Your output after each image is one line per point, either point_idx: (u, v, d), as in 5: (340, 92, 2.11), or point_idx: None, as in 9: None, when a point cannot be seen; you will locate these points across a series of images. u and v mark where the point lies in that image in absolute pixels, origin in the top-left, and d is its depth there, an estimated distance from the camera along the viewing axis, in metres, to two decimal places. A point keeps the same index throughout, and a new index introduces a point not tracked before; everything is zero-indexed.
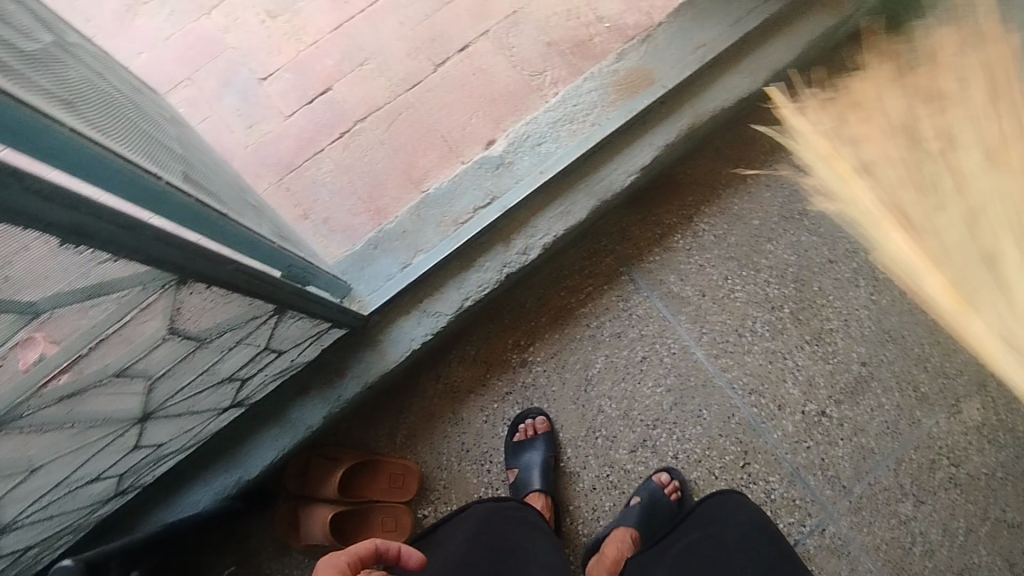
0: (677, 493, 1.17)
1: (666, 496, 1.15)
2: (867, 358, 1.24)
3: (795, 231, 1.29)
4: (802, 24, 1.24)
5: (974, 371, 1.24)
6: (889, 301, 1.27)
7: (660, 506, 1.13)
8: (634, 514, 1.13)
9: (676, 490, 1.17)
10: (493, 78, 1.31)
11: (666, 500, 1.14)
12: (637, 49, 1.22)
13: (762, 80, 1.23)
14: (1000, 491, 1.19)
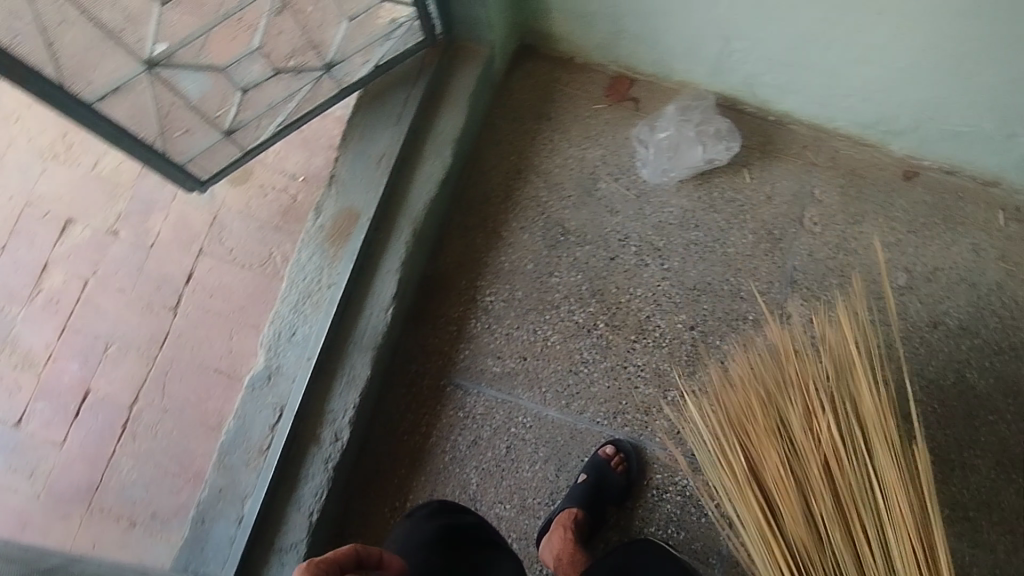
0: (623, 463, 1.19)
1: (612, 468, 1.18)
2: (691, 321, 1.27)
3: (568, 252, 1.31)
4: (455, 84, 1.25)
5: (780, 275, 1.29)
6: (680, 260, 1.30)
7: (608, 483, 1.16)
8: (580, 494, 1.16)
9: (621, 461, 1.19)
10: (230, 289, 1.28)
11: (612, 473, 1.17)
12: (329, 196, 1.21)
13: (450, 154, 1.24)
14: (860, 361, 1.24)
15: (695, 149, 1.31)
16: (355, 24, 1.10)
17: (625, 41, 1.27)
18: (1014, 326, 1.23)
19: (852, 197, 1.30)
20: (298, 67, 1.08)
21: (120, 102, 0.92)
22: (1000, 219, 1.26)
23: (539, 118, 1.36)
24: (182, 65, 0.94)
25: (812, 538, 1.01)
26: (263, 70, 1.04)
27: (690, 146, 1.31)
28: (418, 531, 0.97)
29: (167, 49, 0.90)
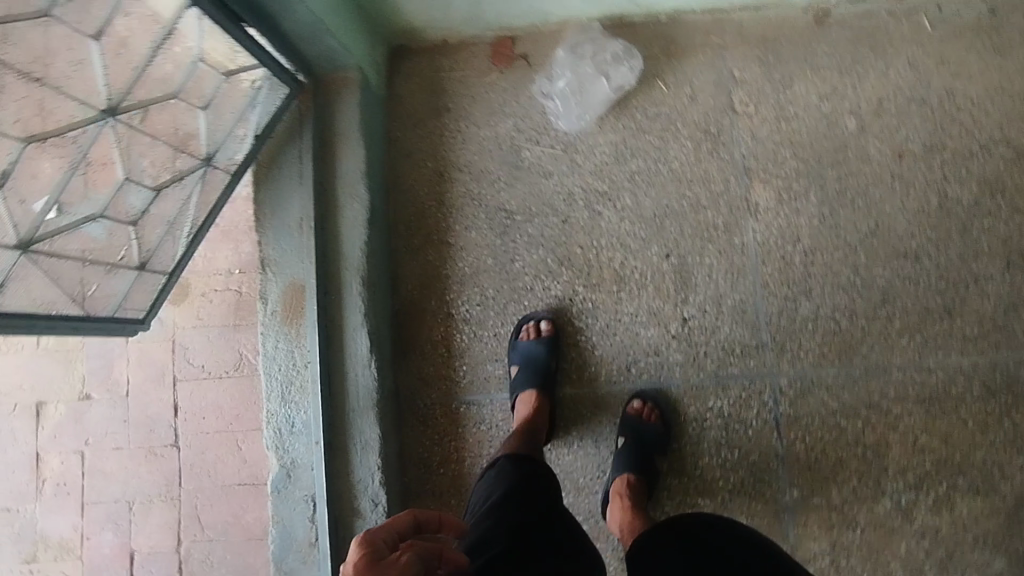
0: (655, 412, 1.16)
1: (645, 421, 1.15)
2: (665, 250, 1.22)
3: (520, 231, 1.25)
4: (341, 120, 1.20)
5: (733, 167, 1.23)
6: (632, 194, 1.24)
7: (644, 438, 1.14)
8: (623, 458, 1.14)
9: (652, 411, 1.16)
10: (218, 404, 1.26)
11: (646, 426, 1.14)
12: (268, 279, 1.17)
13: (367, 191, 1.19)
14: (840, 219, 1.20)
15: (600, 80, 1.25)
16: (214, 108, 1.06)
17: (490, 6, 1.20)
18: (976, 125, 1.19)
19: (774, 63, 1.25)
20: (178, 173, 1.05)
21: (19, 289, 0.86)
22: (924, 25, 1.23)
23: (438, 113, 1.30)
24: (68, 219, 0.88)
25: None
26: (146, 192, 1.00)
27: (595, 79, 1.25)
28: (492, 487, 0.94)
29: (48, 202, 0.83)
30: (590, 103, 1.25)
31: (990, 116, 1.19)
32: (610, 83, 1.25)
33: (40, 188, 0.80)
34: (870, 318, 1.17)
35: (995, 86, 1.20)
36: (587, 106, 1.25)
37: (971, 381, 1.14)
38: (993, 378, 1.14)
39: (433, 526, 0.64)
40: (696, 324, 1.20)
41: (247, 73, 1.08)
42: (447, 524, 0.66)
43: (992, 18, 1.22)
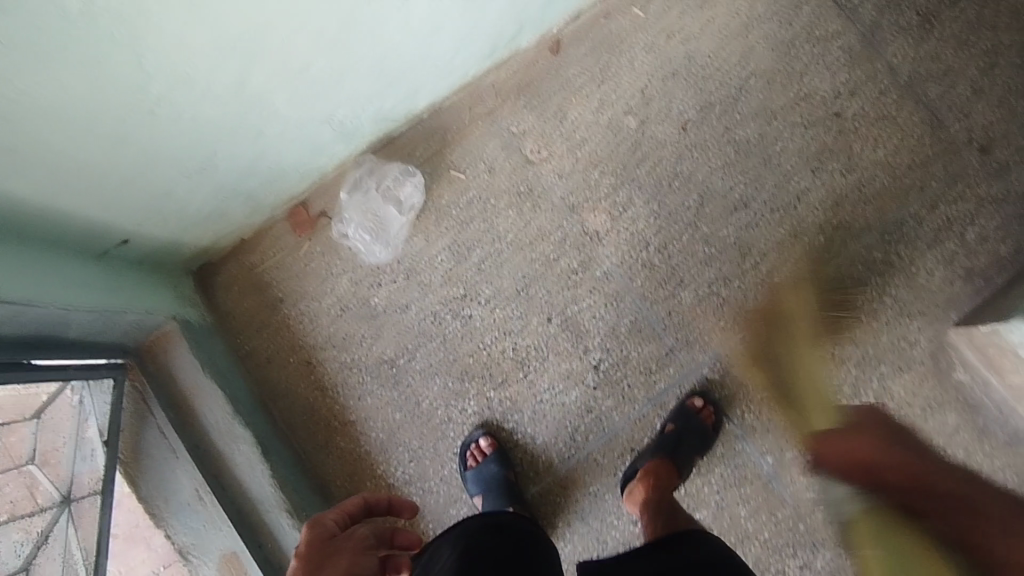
0: (708, 411, 1.18)
1: (696, 416, 1.17)
2: (546, 314, 1.23)
3: (409, 372, 1.23)
4: (183, 376, 1.11)
5: (560, 212, 1.25)
6: (488, 283, 1.24)
7: (688, 430, 1.15)
8: (664, 440, 1.16)
9: (705, 409, 1.18)
10: None
11: (694, 420, 1.16)
12: (197, 567, 1.08)
13: (248, 428, 1.12)
14: (670, 207, 1.26)
15: (393, 215, 1.24)
16: (44, 451, 1.01)
17: (264, 193, 1.15)
18: (725, 73, 1.30)
19: (541, 105, 1.28)
20: (42, 529, 0.98)
21: None
22: (639, 12, 1.31)
23: (272, 305, 1.25)
24: None
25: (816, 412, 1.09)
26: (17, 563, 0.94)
27: (393, 219, 1.24)
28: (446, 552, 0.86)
29: None
30: (397, 237, 1.25)
31: (731, 60, 1.30)
32: (404, 214, 1.25)
33: None
34: (741, 275, 1.24)
35: (721, 37, 1.31)
36: (396, 243, 1.25)
37: (843, 280, 1.24)
38: (856, 269, 1.25)
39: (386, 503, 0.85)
40: (607, 364, 1.21)
41: (58, 400, 1.02)
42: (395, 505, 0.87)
43: None
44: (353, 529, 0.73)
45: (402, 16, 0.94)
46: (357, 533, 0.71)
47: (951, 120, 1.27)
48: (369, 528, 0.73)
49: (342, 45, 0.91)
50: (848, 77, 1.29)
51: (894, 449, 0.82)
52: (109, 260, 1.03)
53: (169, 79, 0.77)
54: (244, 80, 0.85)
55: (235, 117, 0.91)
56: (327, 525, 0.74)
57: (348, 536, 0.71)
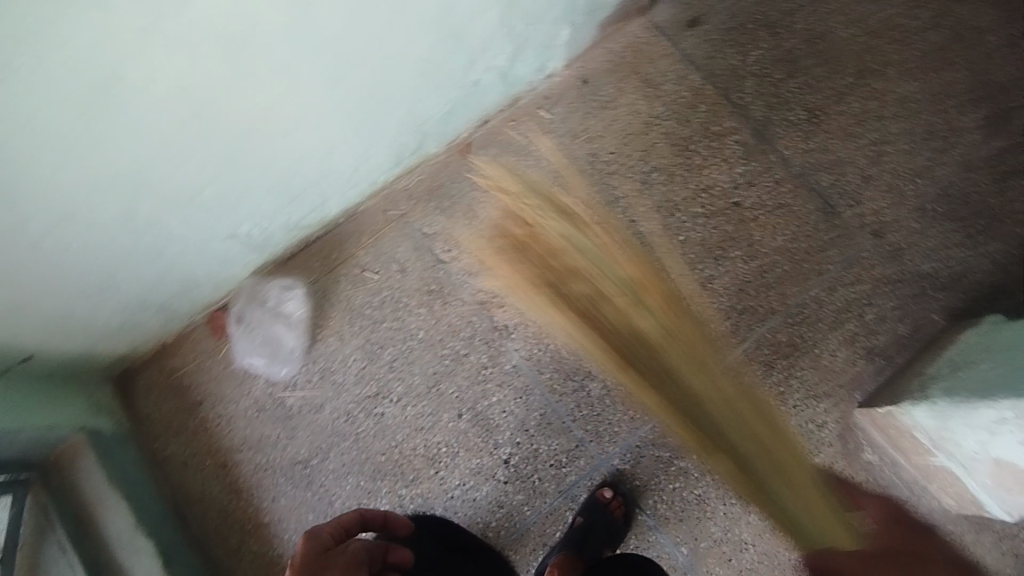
0: (619, 505, 1.20)
1: (609, 509, 1.19)
2: (457, 410, 1.26)
3: (323, 472, 1.24)
4: (91, 488, 1.13)
5: (470, 308, 1.30)
6: (401, 380, 1.28)
7: (599, 525, 1.17)
8: (575, 532, 1.18)
9: (617, 502, 1.20)
10: None
11: (606, 514, 1.18)
12: None
13: (147, 538, 1.12)
14: (576, 301, 1.30)
15: (282, 332, 1.28)
16: None
17: (179, 302, 1.19)
18: (628, 169, 1.36)
19: (451, 207, 1.35)
20: None
21: None
22: (545, 115, 1.39)
23: (187, 409, 1.26)
24: None
25: (796, 497, 1.14)
26: None
27: (284, 335, 1.28)
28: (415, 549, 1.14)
29: None
30: (292, 350, 1.29)
31: (633, 156, 1.37)
32: (293, 328, 1.28)
33: None
34: (647, 364, 1.28)
35: (623, 135, 1.38)
36: (292, 355, 1.28)
37: (750, 367, 1.26)
38: (763, 353, 1.27)
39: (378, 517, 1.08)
40: (517, 458, 1.25)
41: None
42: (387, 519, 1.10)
43: (587, 85, 1.40)
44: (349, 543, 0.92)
45: (293, 143, 1.01)
46: (352, 547, 0.90)
47: (844, 207, 1.33)
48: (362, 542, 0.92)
49: (235, 174, 0.98)
50: (744, 170, 1.36)
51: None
52: (14, 377, 1.06)
53: (52, 214, 0.82)
54: (131, 214, 0.91)
55: (130, 242, 0.96)
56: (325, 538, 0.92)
57: (344, 552, 0.88)
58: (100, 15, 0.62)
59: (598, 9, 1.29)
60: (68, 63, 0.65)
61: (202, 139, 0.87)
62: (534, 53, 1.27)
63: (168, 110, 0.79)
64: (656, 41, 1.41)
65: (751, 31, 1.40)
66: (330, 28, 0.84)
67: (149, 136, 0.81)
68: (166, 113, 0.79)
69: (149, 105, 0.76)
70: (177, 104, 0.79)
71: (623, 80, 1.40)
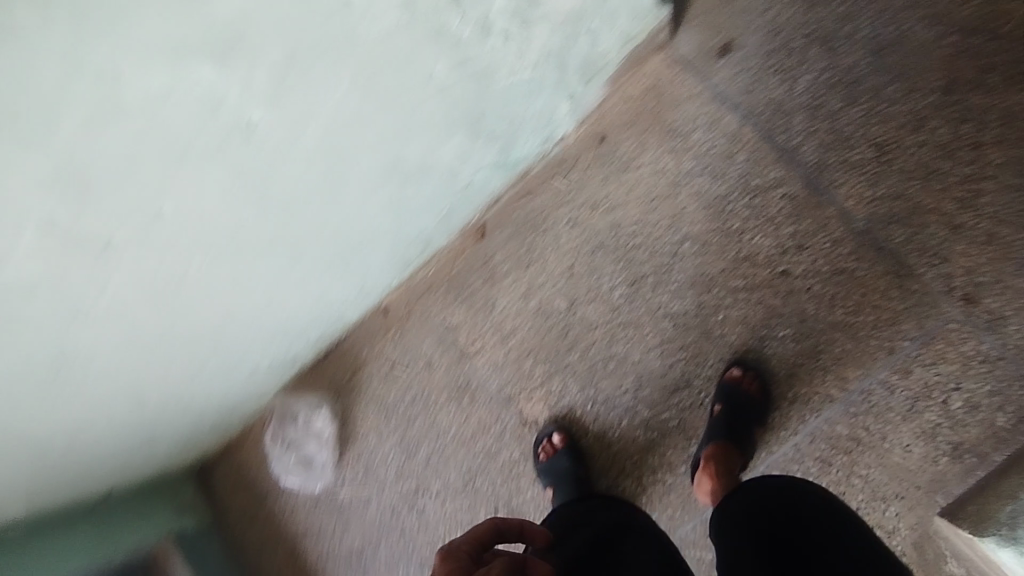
0: None
1: None
2: (493, 505, 1.27)
3: (378, 561, 1.33)
4: None
5: (497, 402, 1.28)
6: (437, 476, 1.30)
7: None
8: None
9: None
10: None
11: None
12: None
13: None
14: (603, 392, 1.24)
15: (315, 445, 1.37)
16: None
17: (230, 419, 1.32)
18: (655, 238, 1.22)
19: (470, 296, 1.31)
20: None
21: None
22: (560, 183, 1.28)
23: (258, 502, 1.41)
24: None
25: None
26: None
27: (316, 451, 1.37)
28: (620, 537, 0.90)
29: None
30: (324, 464, 1.37)
31: (661, 224, 1.22)
32: (323, 442, 1.37)
33: None
34: (686, 461, 1.20)
35: (648, 199, 1.23)
36: (324, 469, 1.37)
37: (805, 463, 1.16)
38: (819, 449, 1.14)
39: (514, 528, 0.70)
40: None
41: None
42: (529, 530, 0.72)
43: (605, 142, 1.26)
44: (488, 563, 0.59)
45: (278, 303, 1.05)
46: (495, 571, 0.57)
47: (923, 267, 1.09)
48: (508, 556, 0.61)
49: (225, 345, 1.04)
50: (793, 230, 1.15)
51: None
52: (103, 510, 1.26)
53: (72, 432, 0.95)
54: (142, 402, 1.01)
55: (154, 415, 1.08)
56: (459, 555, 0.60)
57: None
58: (21, 326, 0.69)
59: (601, 69, 1.12)
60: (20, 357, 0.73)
61: (180, 342, 0.95)
62: (534, 126, 1.14)
63: (136, 342, 0.87)
64: (680, 81, 1.21)
65: (802, 47, 1.13)
66: (260, 230, 0.85)
67: (129, 364, 0.91)
68: (131, 344, 0.87)
69: (106, 352, 0.84)
70: (143, 334, 0.87)
71: (643, 133, 1.23)
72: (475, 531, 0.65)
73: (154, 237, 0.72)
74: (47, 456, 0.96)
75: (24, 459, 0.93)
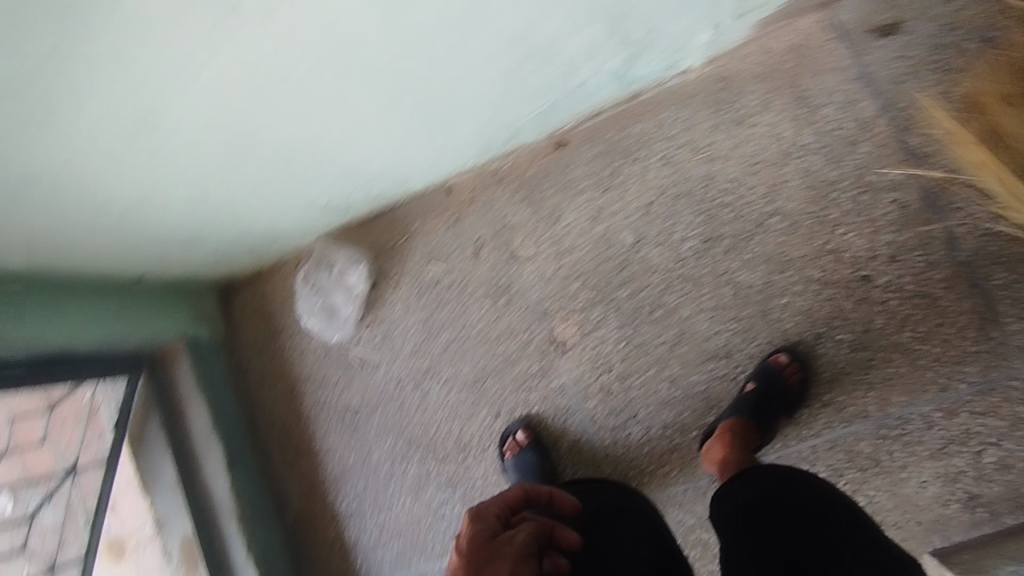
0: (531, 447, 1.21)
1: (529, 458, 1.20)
2: (496, 409, 1.27)
3: (370, 425, 1.35)
4: (182, 386, 1.34)
5: (531, 314, 1.25)
6: (450, 364, 1.29)
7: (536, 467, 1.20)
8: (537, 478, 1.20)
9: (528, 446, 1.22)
10: None
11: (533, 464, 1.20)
12: (167, 538, 1.33)
13: (219, 441, 1.32)
14: (639, 336, 1.20)
15: (342, 300, 1.35)
16: (87, 421, 1.25)
17: (270, 246, 1.30)
18: (746, 203, 1.16)
19: (539, 203, 1.26)
20: (59, 475, 1.21)
21: None
22: (667, 116, 1.21)
23: (271, 335, 1.42)
24: None
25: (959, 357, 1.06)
26: (60, 475, 1.21)
27: (342, 305, 1.35)
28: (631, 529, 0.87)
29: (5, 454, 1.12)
30: (347, 320, 1.36)
31: (756, 191, 1.16)
32: (351, 301, 1.34)
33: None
34: (700, 427, 1.17)
35: (751, 161, 1.16)
36: (345, 323, 1.36)
37: (814, 466, 1.13)
38: (835, 457, 1.11)
39: (543, 497, 0.77)
40: None
41: (72, 398, 1.21)
42: (556, 498, 0.79)
43: (727, 90, 1.17)
44: (511, 530, 0.64)
45: (357, 146, 1.01)
46: (518, 536, 0.63)
47: (1011, 318, 1.04)
48: (529, 531, 0.64)
49: (295, 167, 1.01)
50: (891, 238, 1.09)
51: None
52: (131, 292, 1.24)
53: (131, 202, 0.93)
54: (202, 196, 0.99)
55: (209, 213, 1.05)
56: (488, 519, 0.66)
57: (507, 539, 0.62)
58: (120, 66, 0.65)
59: (759, 6, 1.03)
60: (106, 103, 0.70)
61: (260, 146, 0.91)
62: (659, 54, 1.08)
63: (222, 130, 0.84)
64: (835, 45, 1.12)
65: (978, 49, 1.05)
66: (376, 58, 0.81)
67: (206, 151, 0.87)
68: (217, 129, 0.83)
69: (191, 127, 0.81)
70: (229, 124, 0.83)
71: (771, 92, 1.15)
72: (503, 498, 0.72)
73: (276, 20, 0.67)
74: (103, 213, 0.93)
75: (75, 205, 0.88)
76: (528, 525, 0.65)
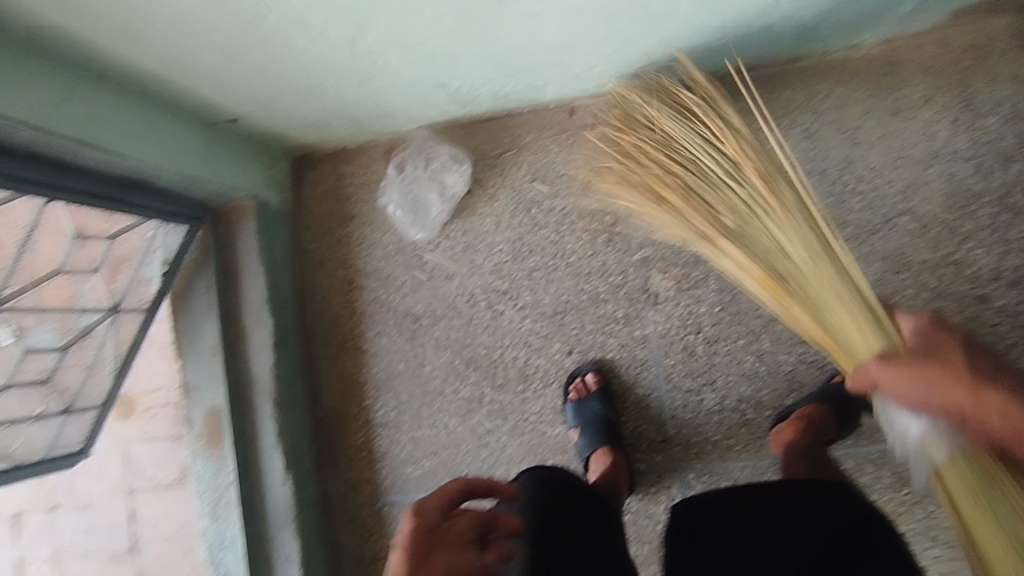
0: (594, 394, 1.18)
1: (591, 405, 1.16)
2: (568, 346, 1.23)
3: (428, 335, 1.28)
4: (244, 248, 1.24)
5: (630, 258, 1.21)
6: (531, 291, 1.24)
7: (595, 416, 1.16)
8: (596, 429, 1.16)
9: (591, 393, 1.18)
10: (157, 519, 1.36)
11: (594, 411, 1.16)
12: (191, 404, 1.24)
13: (271, 315, 1.24)
14: (737, 305, 1.17)
15: (433, 198, 1.27)
16: (141, 262, 1.17)
17: (375, 123, 1.21)
18: (880, 196, 1.13)
19: None
20: (103, 312, 1.13)
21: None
22: (817, 91, 1.16)
23: (343, 217, 1.33)
24: (29, 304, 1.00)
25: (853, 322, 0.84)
26: (101, 311, 1.13)
27: (434, 201, 1.27)
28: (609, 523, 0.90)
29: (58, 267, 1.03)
30: (434, 219, 1.28)
31: (893, 187, 1.13)
32: (443, 201, 1.27)
33: (52, 257, 1.01)
34: (776, 408, 1.15)
35: (897, 154, 1.13)
36: (434, 219, 1.28)
37: (881, 470, 1.12)
38: (906, 466, 1.11)
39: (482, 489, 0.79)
40: None
41: (136, 228, 1.12)
42: (496, 490, 0.82)
43: (890, 77, 1.13)
44: (454, 519, 0.69)
45: (528, 30, 0.93)
46: (459, 527, 0.68)
47: None
48: (473, 518, 0.69)
49: (460, 33, 0.92)
50: (1018, 264, 1.08)
51: (992, 395, 0.63)
52: (217, 131, 1.13)
53: (288, 20, 0.83)
54: (356, 39, 0.89)
55: (347, 61, 0.95)
56: (431, 513, 0.70)
57: (447, 530, 0.68)
58: None
59: None
60: None
61: None
62: (842, 16, 1.04)
63: None
64: (1015, 58, 1.09)
65: None
66: None
67: None
68: None
69: None
70: None
71: (935, 88, 1.11)
72: (449, 490, 0.75)
73: None
74: (254, 24, 0.83)
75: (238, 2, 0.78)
76: (471, 516, 0.69)
